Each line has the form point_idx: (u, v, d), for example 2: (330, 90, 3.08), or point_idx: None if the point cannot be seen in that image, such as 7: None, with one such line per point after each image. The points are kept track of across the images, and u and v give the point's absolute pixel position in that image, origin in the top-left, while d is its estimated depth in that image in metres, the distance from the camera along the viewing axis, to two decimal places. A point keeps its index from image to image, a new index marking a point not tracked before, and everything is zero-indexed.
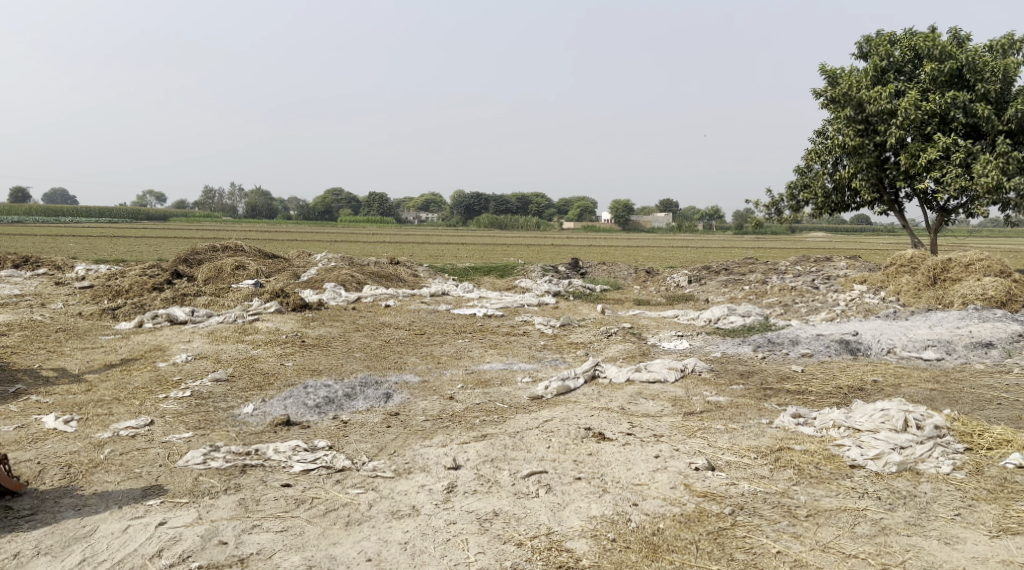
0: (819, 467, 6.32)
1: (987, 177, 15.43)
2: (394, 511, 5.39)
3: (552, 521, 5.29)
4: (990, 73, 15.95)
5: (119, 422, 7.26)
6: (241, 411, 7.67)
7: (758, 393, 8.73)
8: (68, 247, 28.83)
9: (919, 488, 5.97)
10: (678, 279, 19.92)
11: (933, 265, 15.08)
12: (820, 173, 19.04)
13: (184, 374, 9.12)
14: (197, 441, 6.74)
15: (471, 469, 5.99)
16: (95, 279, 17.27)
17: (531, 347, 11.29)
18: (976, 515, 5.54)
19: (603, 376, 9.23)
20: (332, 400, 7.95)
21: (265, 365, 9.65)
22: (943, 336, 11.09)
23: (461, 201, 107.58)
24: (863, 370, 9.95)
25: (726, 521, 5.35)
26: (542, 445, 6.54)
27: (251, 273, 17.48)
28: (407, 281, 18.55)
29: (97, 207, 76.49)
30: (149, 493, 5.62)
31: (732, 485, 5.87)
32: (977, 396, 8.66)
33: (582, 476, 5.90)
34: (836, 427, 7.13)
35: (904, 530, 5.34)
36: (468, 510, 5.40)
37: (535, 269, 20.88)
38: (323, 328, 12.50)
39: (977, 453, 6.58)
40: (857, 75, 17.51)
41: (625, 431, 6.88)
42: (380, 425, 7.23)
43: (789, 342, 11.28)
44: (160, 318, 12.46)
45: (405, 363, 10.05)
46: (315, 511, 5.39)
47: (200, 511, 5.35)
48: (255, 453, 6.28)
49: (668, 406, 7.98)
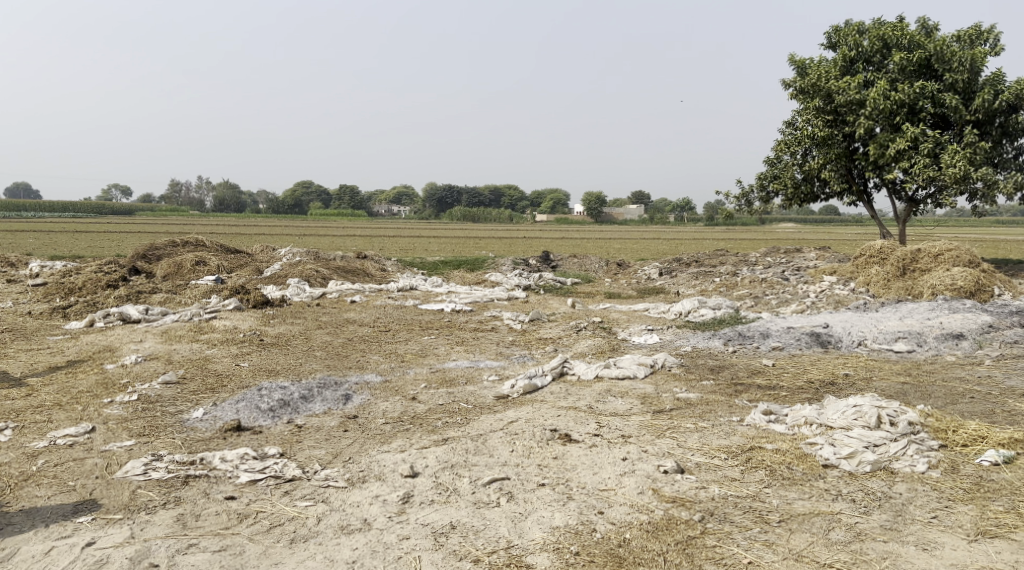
0: (791, 468, 6.09)
1: (955, 168, 15.39)
2: (345, 525, 5.07)
3: (513, 533, 5.01)
4: (957, 63, 15.84)
5: (57, 430, 6.83)
6: (189, 416, 7.27)
7: (729, 389, 8.52)
8: (24, 243, 27.85)
9: (893, 489, 5.78)
10: (649, 272, 19.74)
11: (902, 255, 14.93)
12: (790, 163, 18.91)
13: (134, 376, 8.69)
14: (139, 449, 6.35)
15: (429, 477, 5.67)
16: (48, 276, 16.65)
17: (499, 344, 11.00)
18: (954, 518, 5.35)
19: (571, 373, 8.95)
20: (287, 403, 7.58)
21: (220, 366, 9.24)
22: (914, 328, 10.96)
23: (433, 193, 106.88)
24: (835, 364, 9.79)
25: (696, 529, 5.11)
26: (506, 449, 6.25)
27: (212, 269, 16.98)
28: (375, 276, 18.16)
29: (59, 202, 74.75)
30: (80, 509, 5.24)
31: (702, 489, 5.62)
32: (951, 390, 8.53)
33: (547, 482, 5.62)
34: (808, 424, 6.91)
35: (879, 536, 5.13)
36: (424, 523, 5.09)
37: (505, 262, 20.61)
38: (285, 326, 12.10)
39: (951, 450, 6.41)
40: (826, 66, 17.39)
41: (592, 432, 6.61)
42: (337, 429, 6.90)
43: (759, 335, 11.09)
44: (112, 317, 11.99)
45: (367, 362, 9.69)
46: (259, 527, 5.06)
47: (134, 529, 5.00)
48: (201, 462, 5.92)
49: (638, 404, 7.73)
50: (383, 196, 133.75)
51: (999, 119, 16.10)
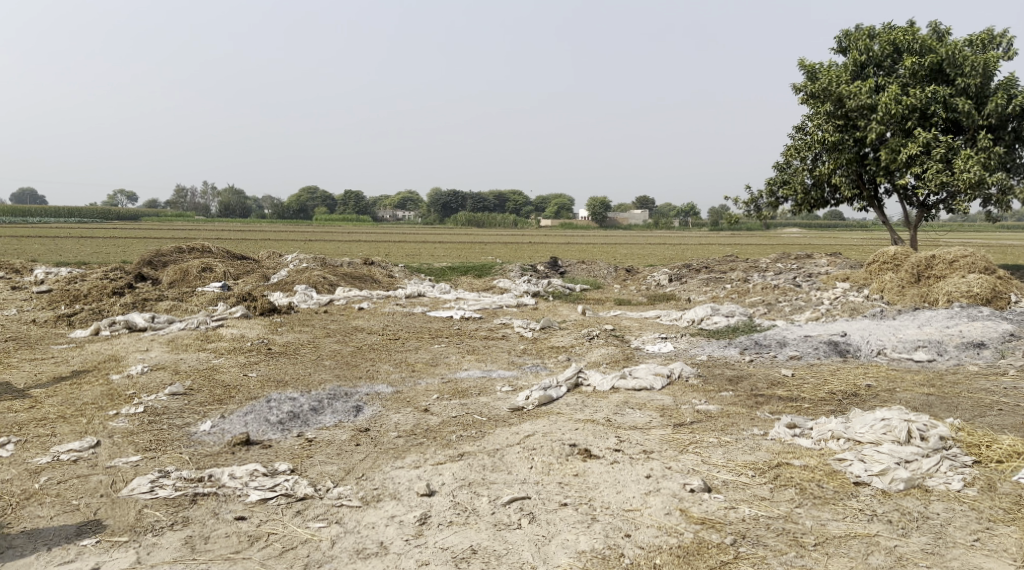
0: (821, 486, 5.86)
1: (969, 173, 15.12)
2: (360, 549, 4.87)
3: (536, 558, 4.80)
4: (969, 67, 15.61)
5: (61, 445, 6.63)
6: (196, 430, 7.06)
7: (749, 400, 8.28)
8: (28, 249, 27.92)
9: (931, 509, 5.54)
10: (659, 278, 19.52)
11: (917, 262, 14.67)
12: (799, 169, 18.65)
13: (139, 387, 8.47)
14: (145, 466, 6.14)
15: (446, 497, 5.45)
16: (53, 283, 16.44)
17: (510, 353, 10.80)
18: (996, 541, 5.13)
19: (587, 384, 8.72)
20: (296, 415, 7.37)
21: (227, 376, 9.04)
22: (933, 336, 10.70)
23: (438, 198, 106.93)
24: (855, 374, 9.54)
25: (728, 553, 4.90)
26: (525, 465, 6.03)
27: (217, 275, 16.81)
28: (382, 281, 17.94)
29: (65, 207, 74.92)
30: (84, 530, 5.05)
31: (731, 509, 5.39)
32: (977, 401, 8.28)
33: (569, 502, 5.40)
34: (836, 439, 6.65)
35: (921, 561, 4.92)
36: (443, 547, 4.88)
37: (513, 268, 20.38)
38: (292, 334, 11.91)
39: (986, 466, 6.15)
40: (836, 70, 17.18)
41: (613, 447, 6.38)
42: (348, 444, 6.68)
43: (776, 344, 10.86)
44: (117, 325, 11.83)
45: (377, 372, 9.48)
46: (270, 551, 4.86)
47: (140, 553, 4.81)
48: (209, 479, 5.71)
49: (657, 417, 7.50)
50: (387, 201, 133.73)
51: (1012, 124, 15.85)
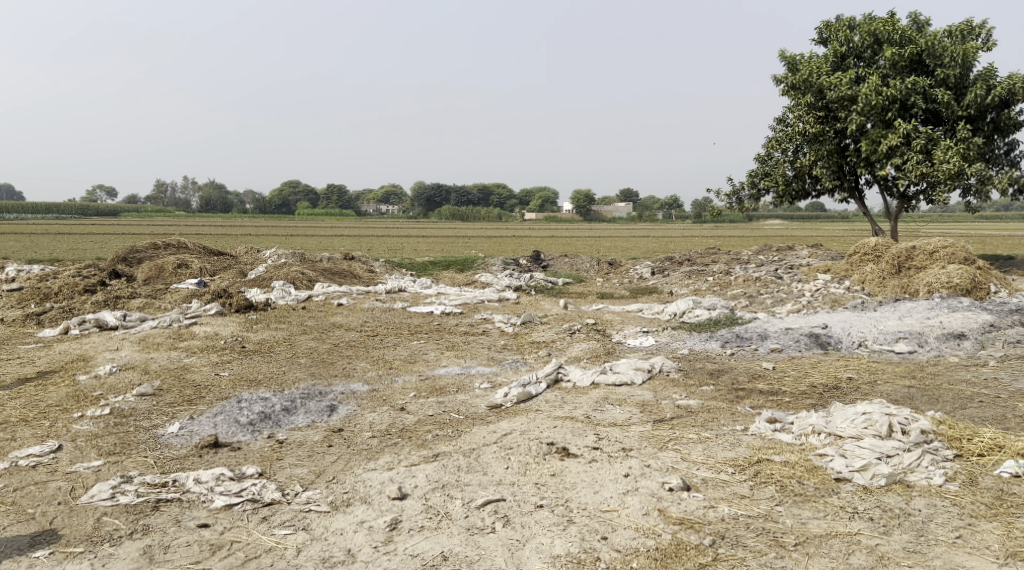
0: (802, 482, 5.75)
1: (949, 164, 15.11)
2: (327, 557, 4.71)
3: (509, 563, 4.67)
4: (949, 58, 15.59)
5: (22, 449, 6.40)
6: (163, 431, 6.85)
7: (730, 394, 8.17)
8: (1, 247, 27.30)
9: (912, 505, 5.45)
10: (641, 271, 19.40)
11: (898, 253, 14.64)
12: (781, 160, 18.57)
13: (107, 388, 8.24)
14: (107, 471, 5.93)
15: (418, 500, 5.30)
16: (24, 281, 16.06)
17: (490, 348, 10.64)
18: (979, 537, 5.05)
19: (566, 380, 8.57)
20: (267, 416, 7.17)
21: (198, 376, 8.81)
22: (914, 328, 10.64)
23: (421, 192, 106.42)
24: (836, 366, 9.46)
25: (706, 555, 4.78)
26: (500, 466, 5.87)
27: (193, 272, 16.51)
28: (362, 277, 17.71)
29: (42, 204, 73.74)
30: (37, 541, 4.86)
31: (710, 508, 5.28)
32: (958, 393, 8.22)
33: (545, 503, 5.26)
34: (817, 434, 6.54)
35: (903, 560, 4.82)
36: (413, 554, 4.73)
37: (495, 263, 20.19)
38: (268, 332, 11.68)
39: (968, 461, 6.06)
40: (817, 61, 17.05)
41: (591, 446, 6.23)
42: (320, 445, 6.51)
43: (757, 337, 10.76)
44: (88, 324, 11.55)
45: (353, 370, 9.29)
46: (232, 561, 4.70)
47: (95, 564, 4.64)
48: (173, 484, 5.50)
49: (637, 412, 7.38)
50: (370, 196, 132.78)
51: (991, 114, 15.88)
